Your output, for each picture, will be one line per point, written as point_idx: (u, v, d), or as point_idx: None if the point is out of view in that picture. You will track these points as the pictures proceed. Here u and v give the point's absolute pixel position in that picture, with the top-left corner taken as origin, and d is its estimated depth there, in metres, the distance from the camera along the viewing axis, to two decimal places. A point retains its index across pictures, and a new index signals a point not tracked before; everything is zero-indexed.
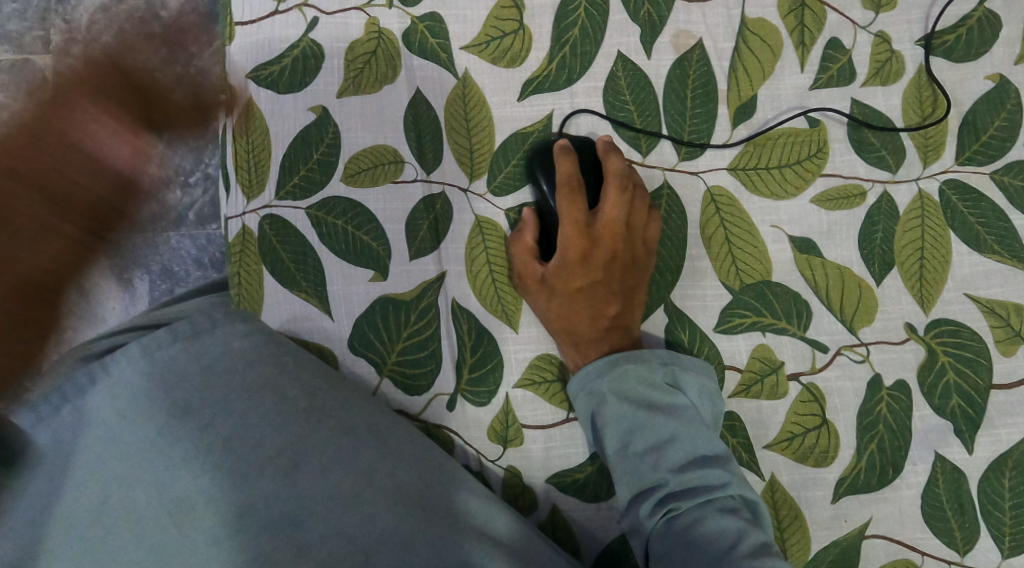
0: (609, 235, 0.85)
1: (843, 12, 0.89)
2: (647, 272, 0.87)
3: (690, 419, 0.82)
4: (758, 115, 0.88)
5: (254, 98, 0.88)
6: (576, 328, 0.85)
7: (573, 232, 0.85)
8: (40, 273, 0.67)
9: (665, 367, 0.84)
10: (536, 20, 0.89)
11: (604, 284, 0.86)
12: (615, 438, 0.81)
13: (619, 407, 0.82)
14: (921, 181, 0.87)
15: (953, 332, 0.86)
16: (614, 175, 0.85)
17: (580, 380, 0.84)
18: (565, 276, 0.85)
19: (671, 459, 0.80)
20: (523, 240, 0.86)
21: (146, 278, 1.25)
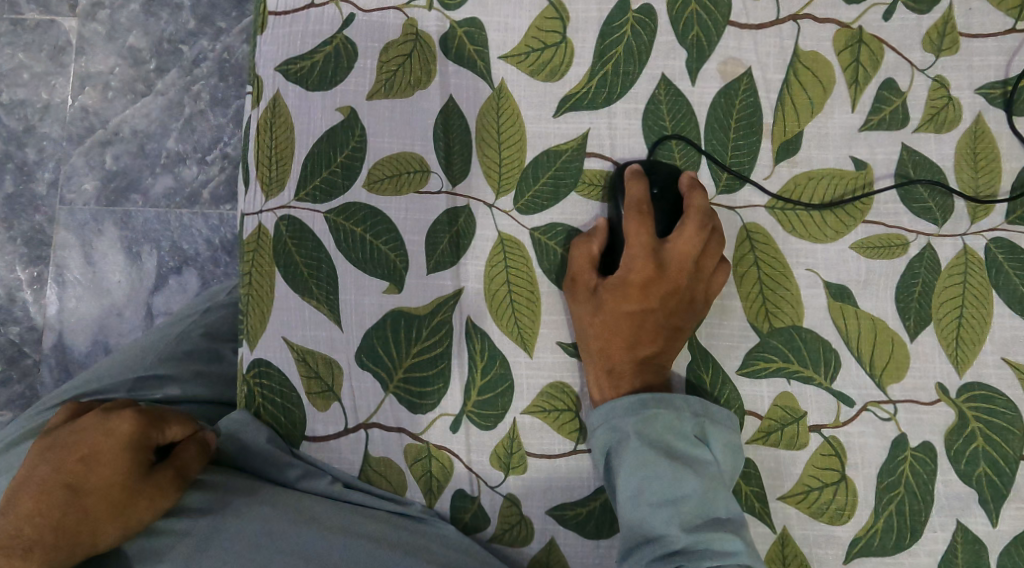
0: (674, 269, 0.80)
1: (902, 52, 0.85)
2: (700, 319, 0.82)
3: (710, 476, 0.77)
4: (802, 153, 0.84)
5: (281, 92, 0.85)
6: (612, 351, 0.81)
7: (636, 254, 0.81)
8: (77, 462, 0.76)
9: (697, 420, 0.79)
10: (581, 35, 0.85)
11: (654, 316, 0.81)
12: (629, 484, 0.77)
13: (640, 452, 0.78)
14: (967, 237, 0.83)
15: (987, 397, 0.82)
16: (698, 211, 0.81)
17: (604, 413, 0.80)
18: (617, 296, 0.81)
19: (685, 515, 0.76)
20: (585, 250, 0.82)
21: (155, 255, 1.22)
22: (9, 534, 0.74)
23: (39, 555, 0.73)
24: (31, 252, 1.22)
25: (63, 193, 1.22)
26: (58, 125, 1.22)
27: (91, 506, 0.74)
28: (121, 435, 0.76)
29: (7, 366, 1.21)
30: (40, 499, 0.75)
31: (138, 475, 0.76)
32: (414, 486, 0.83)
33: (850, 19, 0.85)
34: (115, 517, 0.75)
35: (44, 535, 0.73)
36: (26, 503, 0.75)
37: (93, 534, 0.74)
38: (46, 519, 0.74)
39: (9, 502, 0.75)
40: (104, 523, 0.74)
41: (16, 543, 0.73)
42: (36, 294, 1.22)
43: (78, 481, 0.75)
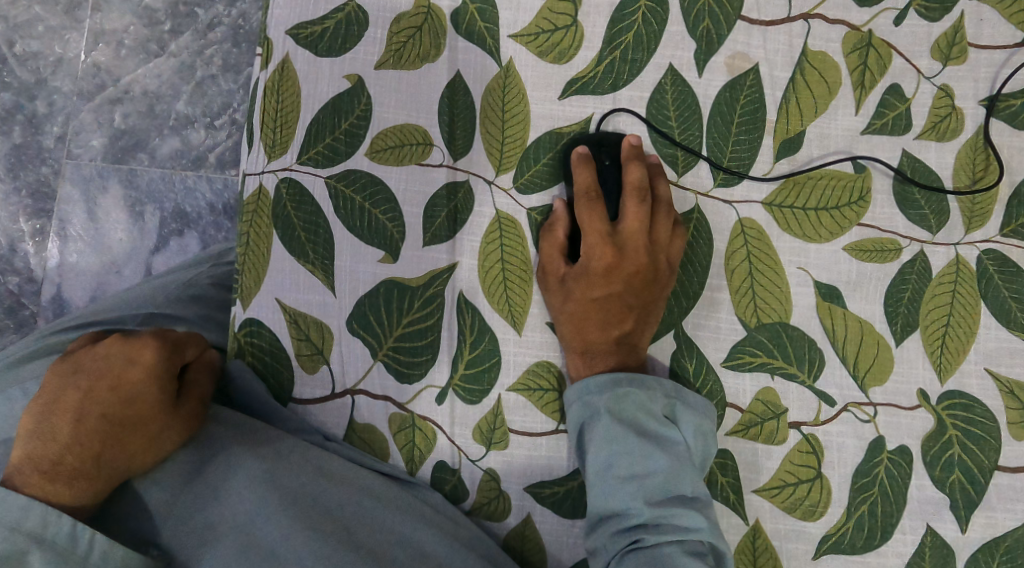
0: (633, 246, 0.82)
1: (910, 59, 0.85)
2: (668, 291, 0.84)
3: (679, 456, 0.79)
4: (803, 152, 0.85)
5: (291, 56, 0.85)
6: (587, 336, 0.82)
7: (594, 240, 0.83)
8: (109, 390, 0.75)
9: (666, 399, 0.80)
10: (591, 19, 0.86)
11: (621, 295, 0.83)
12: (598, 458, 0.79)
13: (610, 428, 0.79)
14: (960, 246, 0.84)
15: (966, 406, 0.83)
16: (636, 186, 0.83)
17: (579, 391, 0.81)
18: (583, 283, 0.83)
19: (652, 490, 0.77)
20: (552, 239, 0.84)
21: (158, 215, 1.23)
22: (46, 462, 0.72)
23: (82, 483, 0.72)
24: (36, 205, 1.23)
25: (71, 147, 1.23)
26: (69, 80, 1.22)
27: (128, 432, 0.74)
28: (149, 362, 0.76)
29: (5, 316, 1.22)
30: (75, 428, 0.73)
31: (170, 404, 0.76)
32: (396, 454, 0.84)
33: (861, 21, 0.85)
34: (151, 444, 0.75)
35: (84, 464, 0.73)
36: (63, 432, 0.73)
37: (129, 461, 0.75)
38: (85, 448, 0.73)
39: (38, 429, 0.73)
40: (140, 449, 0.75)
41: (55, 472, 0.72)
42: (38, 246, 1.23)
43: (113, 411, 0.74)
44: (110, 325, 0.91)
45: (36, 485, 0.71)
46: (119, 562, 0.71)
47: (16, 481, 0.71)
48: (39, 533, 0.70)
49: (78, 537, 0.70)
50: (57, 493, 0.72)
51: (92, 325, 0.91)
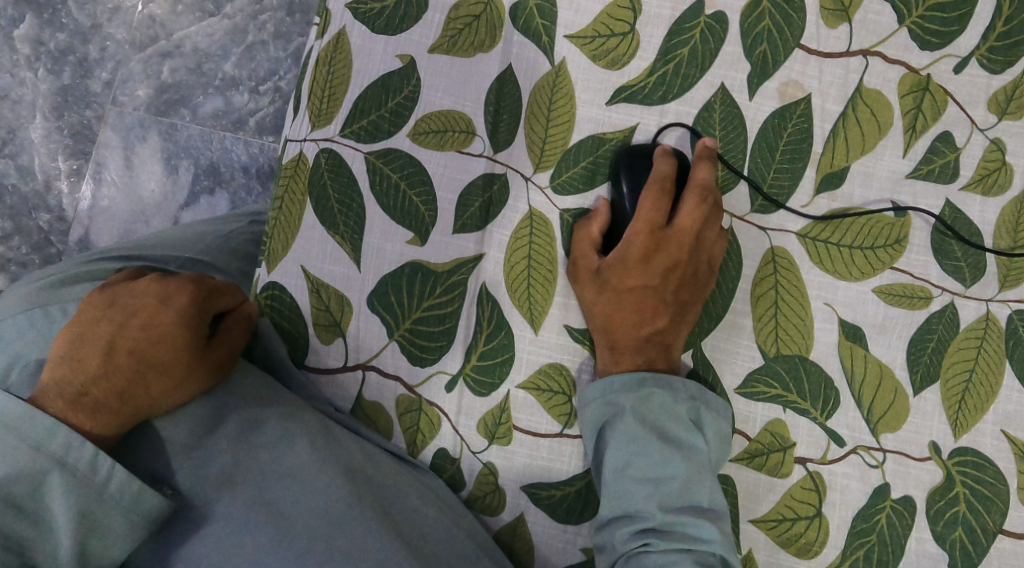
0: (677, 242, 0.82)
1: (965, 109, 0.84)
2: (702, 295, 0.83)
3: (699, 464, 0.78)
4: (844, 188, 0.84)
5: (347, 29, 0.86)
6: (617, 329, 0.82)
7: (641, 229, 0.82)
8: (140, 329, 0.74)
9: (691, 402, 0.80)
10: (648, 30, 0.85)
11: (657, 291, 0.82)
12: (617, 457, 0.78)
13: (630, 428, 0.78)
14: (992, 304, 0.83)
15: (978, 464, 0.82)
16: (700, 185, 0.82)
17: (603, 387, 0.80)
18: (621, 273, 0.81)
19: (666, 496, 0.77)
20: (588, 233, 0.83)
21: (192, 171, 1.24)
22: (72, 390, 0.72)
23: (103, 416, 0.72)
24: (75, 146, 1.24)
25: (116, 94, 1.24)
26: (123, 28, 1.23)
27: (155, 372, 0.74)
28: (181, 307, 0.76)
29: (32, 250, 1.23)
30: (103, 361, 0.73)
31: (200, 349, 0.76)
32: (399, 435, 0.84)
33: (921, 65, 0.84)
34: (176, 386, 0.75)
35: (108, 398, 0.72)
36: (91, 363, 0.73)
37: (153, 400, 0.74)
38: (110, 381, 0.72)
39: (68, 357, 0.73)
40: (165, 390, 0.74)
41: (79, 402, 0.71)
42: (72, 186, 1.24)
43: (142, 347, 0.74)
44: (151, 263, 0.90)
45: (60, 411, 0.71)
46: (119, 502, 0.70)
47: (40, 403, 0.71)
48: (61, 457, 0.69)
49: (98, 465, 0.70)
50: (80, 422, 0.71)
51: (132, 260, 0.90)
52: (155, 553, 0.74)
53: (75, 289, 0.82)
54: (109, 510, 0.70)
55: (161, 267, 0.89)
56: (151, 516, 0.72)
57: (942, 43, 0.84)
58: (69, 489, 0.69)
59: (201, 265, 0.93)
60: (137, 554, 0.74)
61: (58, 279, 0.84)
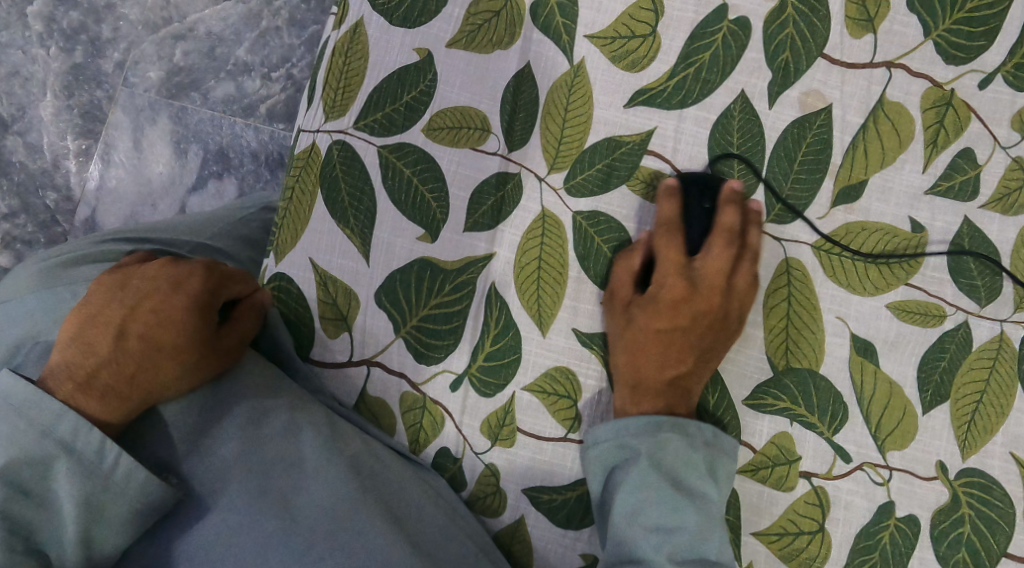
0: (706, 288, 0.81)
1: (988, 125, 0.83)
2: (731, 342, 0.81)
3: (711, 515, 0.76)
4: (861, 202, 0.83)
5: (364, 20, 0.85)
6: (642, 370, 0.81)
7: (668, 270, 0.82)
8: (150, 313, 0.73)
9: (706, 450, 0.79)
10: (670, 32, 0.84)
11: (685, 334, 0.81)
12: (627, 502, 0.77)
13: (644, 475, 0.77)
14: (1006, 324, 0.82)
15: (985, 486, 0.81)
16: (725, 229, 0.81)
17: (619, 428, 0.79)
18: (650, 313, 0.81)
19: (675, 546, 0.75)
20: (628, 265, 0.82)
21: (201, 155, 1.23)
22: (81, 373, 0.71)
23: (113, 400, 0.71)
24: (85, 125, 1.23)
25: (128, 75, 1.23)
26: (137, 9, 1.22)
27: (165, 356, 0.73)
28: (192, 293, 0.75)
29: (37, 229, 1.23)
30: (114, 344, 0.72)
31: (210, 334, 0.75)
32: (401, 432, 0.83)
33: (945, 79, 0.83)
34: (186, 372, 0.74)
35: (118, 382, 0.71)
36: (101, 346, 0.72)
37: (163, 386, 0.73)
38: (120, 366, 0.72)
39: (79, 338, 0.72)
40: (175, 375, 0.73)
41: (88, 385, 0.71)
42: (80, 166, 1.23)
43: (153, 331, 0.73)
44: (163, 246, 0.89)
45: (69, 395, 0.70)
46: (116, 491, 0.69)
47: (48, 386, 0.70)
48: (68, 443, 0.69)
49: (101, 454, 0.69)
50: (88, 406, 0.70)
51: (144, 243, 0.89)
52: (153, 543, 0.73)
53: (83, 270, 0.81)
54: (106, 499, 0.69)
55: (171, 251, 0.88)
56: (154, 504, 0.71)
57: (968, 58, 0.83)
58: (75, 475, 0.69)
59: (211, 252, 0.92)
60: (139, 542, 0.73)
61: (69, 259, 0.83)
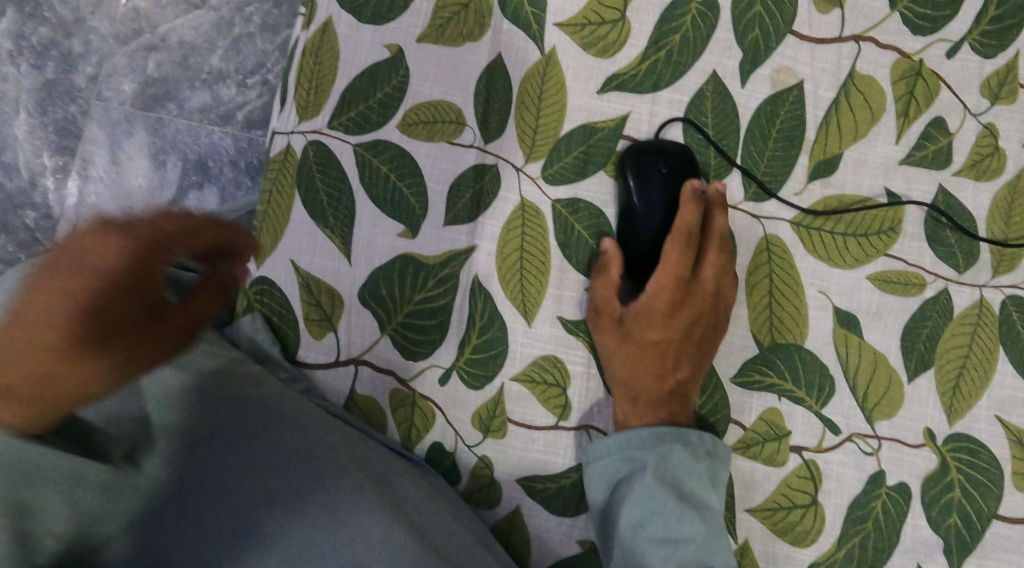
0: (698, 294, 0.81)
1: (958, 94, 0.84)
2: (720, 345, 0.83)
3: (715, 525, 0.76)
4: (838, 175, 0.84)
5: (333, 19, 0.85)
6: (640, 381, 0.81)
7: (666, 280, 0.81)
8: None
9: (709, 461, 0.79)
10: (639, 17, 0.84)
11: (680, 343, 0.81)
12: (633, 515, 0.77)
13: (652, 487, 0.77)
14: (985, 289, 0.83)
15: (972, 450, 0.82)
16: (718, 235, 0.82)
17: (622, 442, 0.79)
18: (642, 325, 0.81)
19: (685, 556, 0.74)
20: (608, 277, 0.82)
21: (180, 166, 1.23)
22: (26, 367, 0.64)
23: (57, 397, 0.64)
24: (61, 141, 1.22)
25: (101, 89, 1.22)
26: (107, 22, 1.22)
27: None
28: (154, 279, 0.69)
29: (17, 248, 1.22)
30: None
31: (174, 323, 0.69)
32: (393, 429, 0.83)
33: (913, 50, 0.84)
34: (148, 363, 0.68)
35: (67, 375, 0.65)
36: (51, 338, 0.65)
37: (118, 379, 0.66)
38: None
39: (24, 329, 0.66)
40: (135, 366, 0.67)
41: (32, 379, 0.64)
42: (58, 183, 1.22)
43: None
44: None
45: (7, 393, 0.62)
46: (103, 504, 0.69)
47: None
48: None
49: None
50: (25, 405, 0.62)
51: None
52: None
53: None
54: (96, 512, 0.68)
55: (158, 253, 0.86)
56: (150, 511, 0.70)
57: (935, 28, 0.84)
58: None
59: None
60: None
61: None
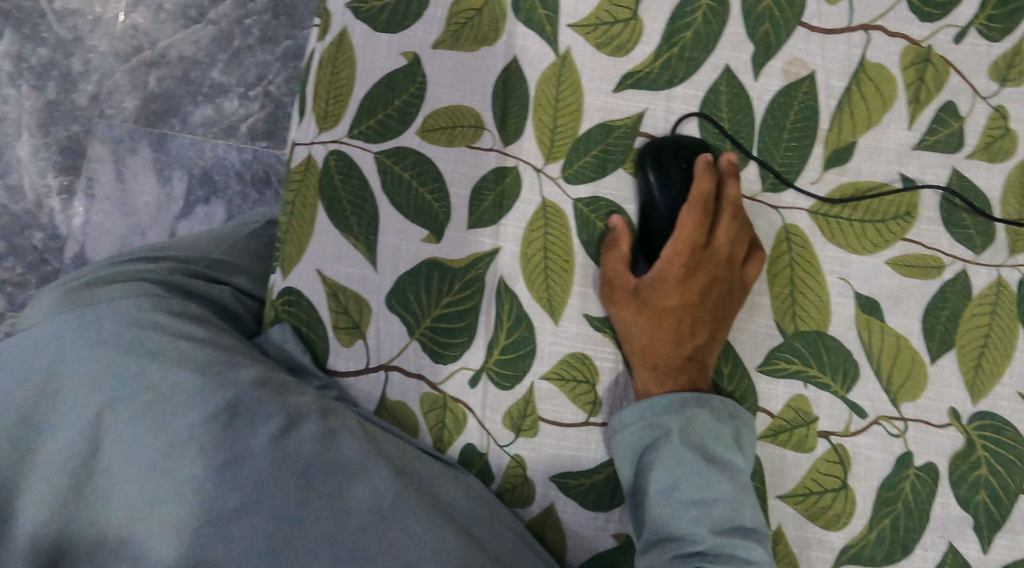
0: (710, 261, 0.82)
1: (967, 78, 0.85)
2: (737, 312, 0.83)
3: (743, 484, 0.77)
4: (852, 162, 0.85)
5: (348, 30, 0.85)
6: (658, 349, 0.82)
7: (680, 248, 0.82)
8: None
9: (732, 422, 0.80)
10: (650, 15, 0.86)
11: (696, 310, 0.82)
12: (663, 479, 0.77)
13: (679, 451, 0.77)
14: (1002, 268, 0.84)
15: (997, 428, 0.83)
16: (731, 203, 0.83)
17: (645, 410, 0.80)
18: (658, 293, 0.82)
19: (716, 519, 0.75)
20: (619, 251, 0.83)
21: (185, 180, 1.23)
22: None
23: None
24: (65, 162, 1.23)
25: (103, 107, 1.23)
26: (105, 40, 1.22)
27: None
28: None
29: (26, 270, 1.22)
30: None
31: None
32: (425, 432, 0.84)
33: (921, 36, 0.85)
34: None
35: None
36: None
37: None
38: None
39: None
40: None
41: None
42: (63, 204, 1.23)
43: None
44: (182, 263, 0.89)
45: None
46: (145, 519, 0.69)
47: None
48: None
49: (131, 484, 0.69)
50: None
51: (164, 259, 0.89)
52: None
53: (110, 288, 0.81)
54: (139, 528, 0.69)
55: (187, 270, 0.88)
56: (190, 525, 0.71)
57: (942, 14, 0.85)
58: None
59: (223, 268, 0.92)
60: None
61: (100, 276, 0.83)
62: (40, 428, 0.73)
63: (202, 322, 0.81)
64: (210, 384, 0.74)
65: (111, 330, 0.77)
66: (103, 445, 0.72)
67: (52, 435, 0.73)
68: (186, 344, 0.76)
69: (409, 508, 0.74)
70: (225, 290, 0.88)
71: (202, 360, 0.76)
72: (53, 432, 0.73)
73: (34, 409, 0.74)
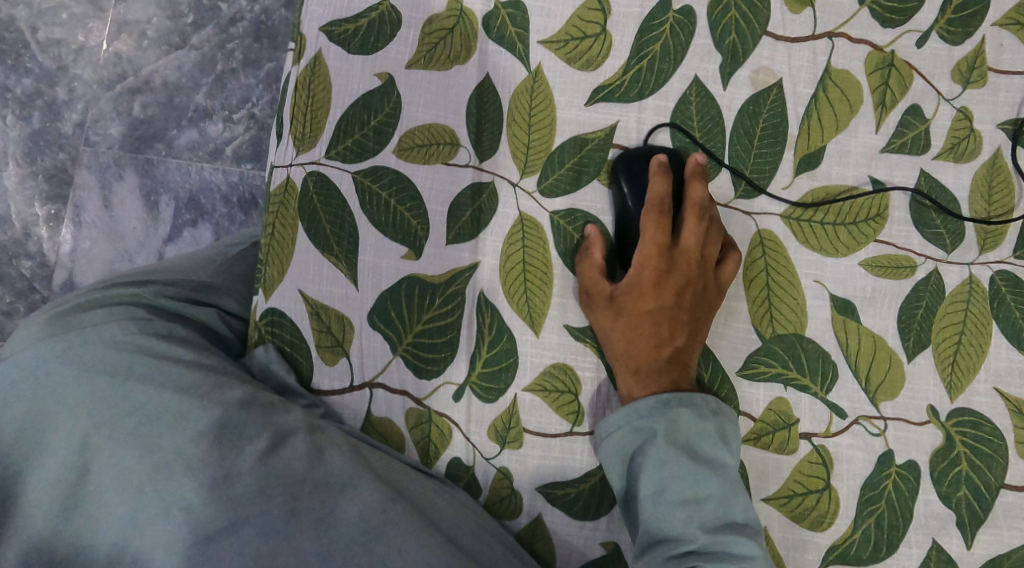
0: (685, 261, 0.83)
1: (931, 81, 0.87)
2: (714, 312, 0.84)
3: (731, 480, 0.78)
4: (823, 167, 0.87)
5: (323, 52, 0.86)
6: (637, 354, 0.82)
7: (650, 252, 0.83)
8: None
9: (716, 419, 0.80)
10: (619, 29, 0.87)
11: (673, 311, 0.82)
12: (651, 481, 0.78)
13: (663, 451, 0.78)
14: (974, 267, 0.86)
15: (975, 423, 0.84)
16: (695, 204, 0.83)
17: (628, 413, 0.80)
18: (633, 297, 0.82)
19: (706, 517, 0.76)
20: (591, 260, 0.85)
21: (172, 205, 1.24)
22: None
23: None
24: (52, 189, 1.24)
25: (89, 134, 1.24)
26: (90, 68, 1.24)
27: None
28: None
29: (16, 298, 1.23)
30: None
31: None
32: (411, 448, 0.85)
33: (884, 42, 0.87)
34: None
35: None
36: None
37: None
38: None
39: None
40: None
41: None
42: (52, 231, 1.24)
43: None
44: (165, 284, 0.90)
45: None
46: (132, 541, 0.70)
47: None
48: None
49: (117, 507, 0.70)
50: None
51: (147, 282, 0.89)
52: None
53: (91, 315, 0.82)
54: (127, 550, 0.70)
55: (172, 292, 0.88)
56: None
57: (904, 19, 0.87)
58: None
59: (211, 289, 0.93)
60: None
61: (83, 302, 0.84)
62: (29, 453, 0.74)
63: (187, 344, 0.82)
64: (195, 405, 0.75)
65: (97, 354, 0.78)
66: (89, 470, 0.73)
67: (40, 460, 0.74)
68: (172, 367, 0.77)
69: (397, 521, 0.74)
70: (210, 312, 0.89)
71: (188, 382, 0.76)
72: (41, 458, 0.74)
73: (20, 436, 0.75)
